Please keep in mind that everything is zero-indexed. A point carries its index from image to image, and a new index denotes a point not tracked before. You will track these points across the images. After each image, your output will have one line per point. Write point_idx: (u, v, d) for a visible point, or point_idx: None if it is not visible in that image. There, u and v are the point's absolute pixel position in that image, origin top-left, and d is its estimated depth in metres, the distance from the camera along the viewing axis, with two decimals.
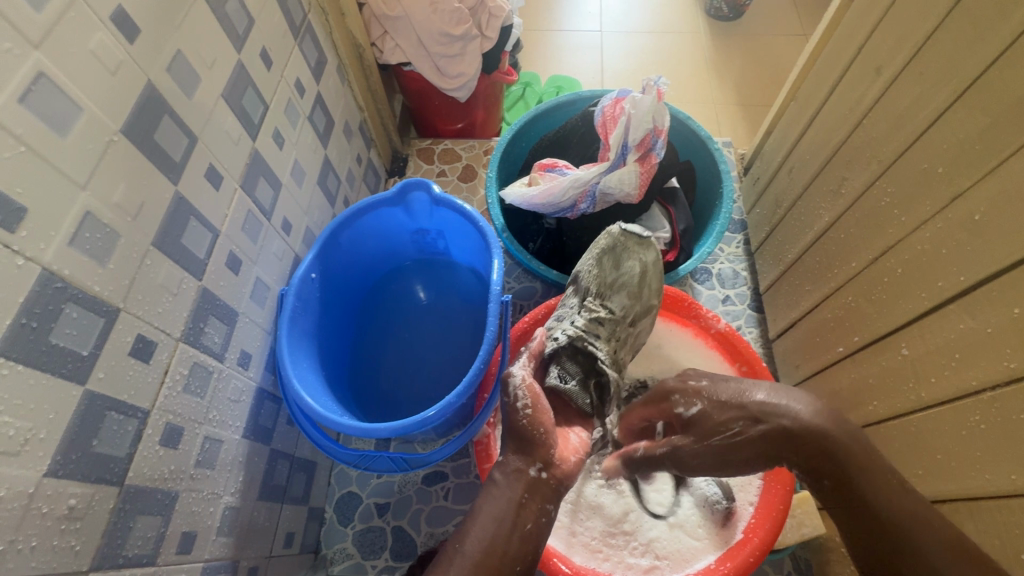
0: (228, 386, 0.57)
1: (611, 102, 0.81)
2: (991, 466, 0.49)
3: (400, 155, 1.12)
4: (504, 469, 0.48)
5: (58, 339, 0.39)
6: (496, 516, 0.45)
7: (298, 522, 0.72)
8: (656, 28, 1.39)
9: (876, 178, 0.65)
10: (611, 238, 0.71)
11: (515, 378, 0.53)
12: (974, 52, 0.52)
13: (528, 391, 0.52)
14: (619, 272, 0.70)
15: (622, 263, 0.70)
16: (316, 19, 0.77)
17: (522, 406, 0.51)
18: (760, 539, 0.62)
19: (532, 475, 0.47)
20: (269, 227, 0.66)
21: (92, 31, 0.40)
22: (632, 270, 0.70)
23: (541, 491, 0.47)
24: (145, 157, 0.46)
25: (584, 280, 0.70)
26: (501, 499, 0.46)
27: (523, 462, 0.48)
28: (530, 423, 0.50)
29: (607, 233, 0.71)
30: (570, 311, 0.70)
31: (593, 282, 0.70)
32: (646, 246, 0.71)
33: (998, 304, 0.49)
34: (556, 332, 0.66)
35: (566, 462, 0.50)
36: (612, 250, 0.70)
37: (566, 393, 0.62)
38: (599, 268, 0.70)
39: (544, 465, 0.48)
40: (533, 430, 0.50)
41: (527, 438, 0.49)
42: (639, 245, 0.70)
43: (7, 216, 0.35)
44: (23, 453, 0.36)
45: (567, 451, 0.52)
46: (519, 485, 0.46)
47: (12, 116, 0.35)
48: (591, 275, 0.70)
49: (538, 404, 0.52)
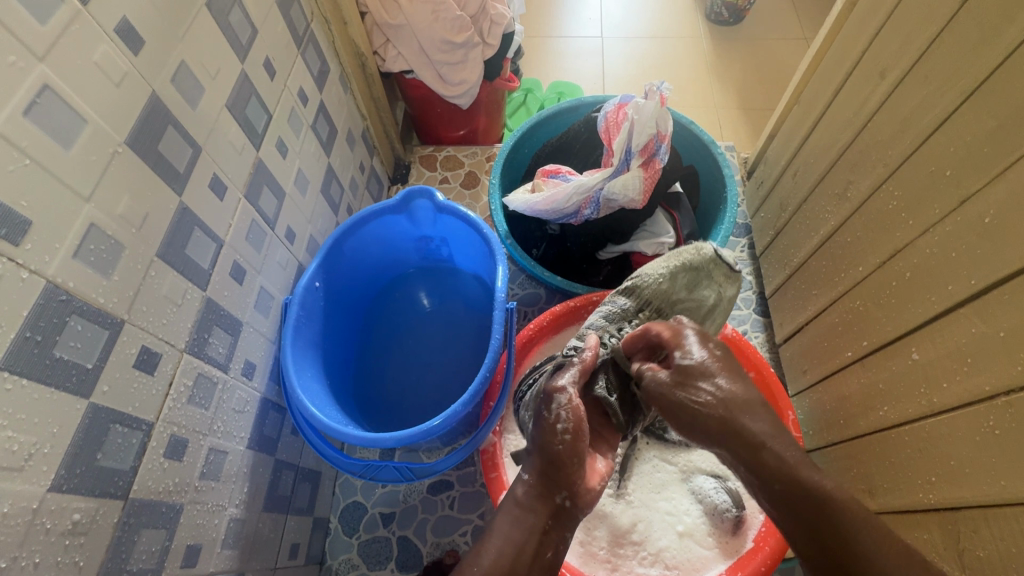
0: (232, 397, 0.57)
1: (614, 108, 0.81)
2: (1004, 473, 0.49)
3: (402, 162, 1.11)
4: (527, 489, 0.46)
5: (63, 352, 0.38)
6: (516, 541, 0.44)
7: (303, 533, 0.72)
8: (657, 33, 1.39)
9: (882, 181, 0.65)
10: (700, 261, 0.69)
11: (560, 398, 0.49)
12: (983, 52, 0.52)
13: (573, 414, 0.48)
14: (690, 296, 0.69)
15: (699, 287, 0.69)
16: (319, 27, 0.78)
17: (562, 432, 0.47)
18: (772, 547, 0.61)
19: (556, 503, 0.45)
20: (273, 236, 0.66)
21: (97, 43, 0.40)
22: (704, 298, 0.69)
23: (564, 519, 0.45)
24: (148, 167, 0.46)
25: (649, 288, 0.68)
26: (521, 522, 0.44)
27: (548, 487, 0.46)
28: (567, 450, 0.46)
29: (699, 253, 0.69)
30: (622, 314, 0.68)
31: (660, 296, 0.68)
32: (728, 279, 0.71)
33: (1010, 309, 0.48)
34: (607, 337, 0.66)
35: (592, 491, 0.47)
36: (696, 272, 0.69)
37: (610, 407, 0.60)
38: (673, 284, 0.68)
39: (570, 495, 0.45)
40: (567, 458, 0.46)
41: (558, 463, 0.46)
42: (724, 278, 0.70)
43: (12, 228, 0.35)
44: (27, 467, 0.36)
45: (595, 476, 0.49)
46: (543, 511, 0.45)
47: (16, 129, 0.35)
48: (659, 287, 0.67)
49: (579, 430, 0.47)
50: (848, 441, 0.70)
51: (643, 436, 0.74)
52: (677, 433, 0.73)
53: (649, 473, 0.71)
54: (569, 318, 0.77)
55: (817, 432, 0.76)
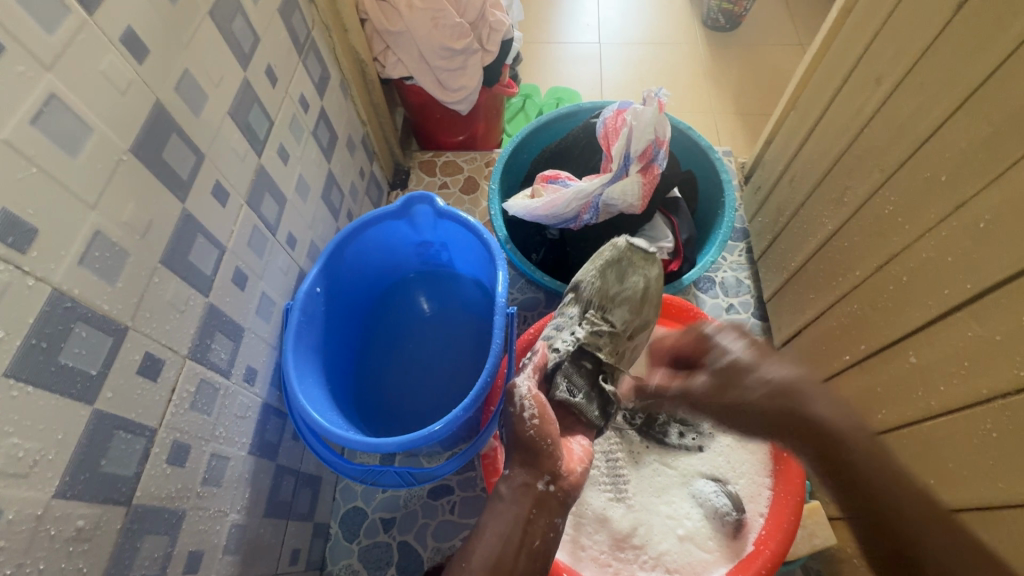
0: (234, 402, 0.57)
1: (612, 113, 0.82)
2: (1002, 475, 0.49)
3: (402, 168, 1.12)
4: (510, 483, 0.47)
5: (68, 359, 0.39)
6: (502, 532, 0.45)
7: (304, 538, 0.72)
8: (653, 39, 1.40)
9: (878, 186, 0.66)
10: (617, 252, 0.71)
11: (520, 388, 0.53)
12: (976, 61, 0.53)
13: (535, 400, 0.51)
14: (623, 285, 0.70)
15: (626, 277, 0.70)
16: (320, 35, 0.78)
17: (529, 417, 0.50)
18: (772, 551, 0.61)
19: (539, 489, 0.46)
20: (274, 242, 0.66)
21: (103, 52, 0.41)
22: (637, 284, 0.70)
23: (550, 505, 0.46)
24: (153, 176, 0.46)
25: (586, 291, 0.70)
26: (507, 514, 0.46)
27: (530, 475, 0.47)
28: (538, 434, 0.49)
29: (613, 247, 0.72)
30: (570, 321, 0.69)
31: (595, 293, 0.70)
32: (649, 262, 0.72)
33: (1005, 312, 0.49)
34: (557, 344, 0.67)
35: (573, 473, 0.49)
36: (618, 263, 0.71)
37: (576, 406, 0.61)
38: (602, 280, 0.70)
39: (553, 478, 0.47)
40: (541, 442, 0.49)
41: (534, 451, 0.49)
42: (643, 260, 0.72)
43: (19, 236, 0.35)
44: (32, 474, 0.36)
45: (574, 460, 0.51)
46: (526, 500, 0.46)
47: (24, 138, 0.36)
48: (594, 286, 0.70)
49: (545, 414, 0.51)
50: None
51: (644, 439, 0.74)
52: (677, 437, 0.73)
53: (650, 477, 0.71)
54: None
55: None
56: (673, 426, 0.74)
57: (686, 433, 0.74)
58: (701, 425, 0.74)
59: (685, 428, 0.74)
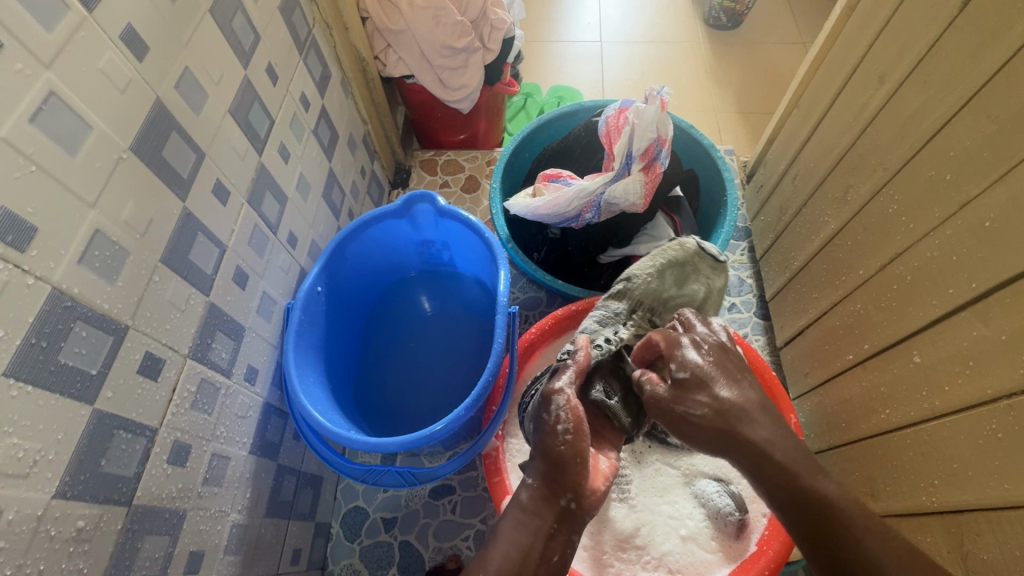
0: (235, 402, 0.57)
1: (615, 112, 0.81)
2: (1008, 476, 0.49)
3: (403, 167, 1.12)
4: (529, 493, 0.46)
5: (68, 359, 0.38)
6: (521, 544, 0.44)
7: (305, 538, 0.72)
8: (655, 37, 1.40)
9: (882, 185, 0.65)
10: (685, 257, 0.72)
11: (559, 398, 0.50)
12: (981, 59, 0.52)
13: (572, 414, 0.48)
14: (680, 291, 0.71)
15: (686, 283, 0.72)
16: (321, 33, 0.78)
17: (562, 431, 0.48)
18: (775, 551, 0.61)
19: (560, 505, 0.45)
20: (275, 241, 0.66)
21: (102, 49, 0.40)
22: (694, 292, 0.72)
23: (570, 522, 0.45)
24: (153, 174, 0.46)
25: (638, 288, 0.69)
26: (527, 526, 0.45)
27: (553, 490, 0.46)
28: (568, 450, 0.47)
29: (682, 249, 0.73)
30: (615, 317, 0.68)
31: (648, 295, 0.69)
32: (715, 271, 0.74)
33: (1011, 311, 0.48)
34: (599, 341, 0.65)
35: (596, 491, 0.47)
36: (682, 267, 0.72)
37: (610, 410, 0.61)
38: (659, 281, 0.70)
39: (574, 496, 0.46)
40: (570, 459, 0.47)
41: (561, 465, 0.47)
42: (710, 269, 0.73)
43: (18, 235, 0.35)
44: (31, 475, 0.36)
45: (598, 477, 0.49)
46: (547, 514, 0.45)
47: (23, 136, 0.35)
48: (649, 286, 0.69)
49: (580, 429, 0.48)
50: (849, 443, 0.70)
51: (646, 440, 0.74)
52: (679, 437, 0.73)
53: (653, 478, 0.71)
54: (572, 322, 0.78)
55: (819, 436, 0.76)
56: None
57: None
58: None
59: None
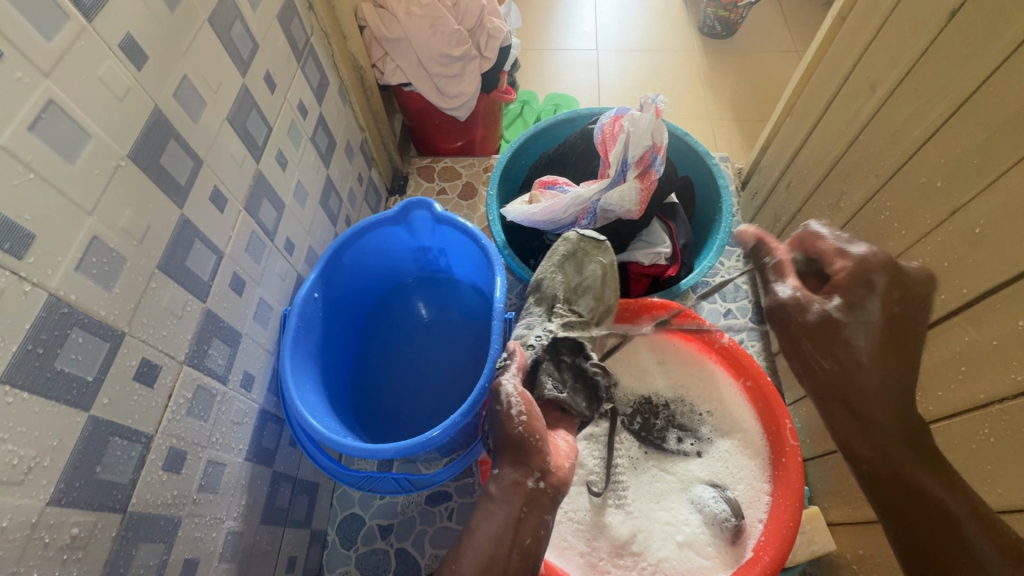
0: (231, 408, 0.57)
1: (609, 120, 0.82)
2: (1002, 480, 0.49)
3: (400, 174, 1.12)
4: (500, 482, 0.47)
5: (65, 365, 0.38)
6: (494, 534, 0.45)
7: (301, 545, 0.71)
8: (651, 46, 1.41)
9: (874, 192, 0.66)
10: (571, 245, 0.74)
11: (505, 386, 0.53)
12: (970, 69, 0.53)
13: (521, 398, 0.52)
14: (583, 275, 0.72)
15: (584, 267, 0.73)
16: (319, 42, 0.79)
17: (516, 414, 0.50)
18: (771, 557, 0.62)
19: (529, 487, 0.47)
20: (272, 248, 0.66)
21: (101, 58, 0.41)
22: (595, 272, 0.73)
23: (541, 502, 0.47)
24: (150, 181, 0.46)
25: (549, 288, 0.72)
26: (498, 516, 0.46)
27: (519, 473, 0.48)
28: (526, 431, 0.50)
29: (567, 242, 0.75)
30: (538, 318, 0.69)
31: (559, 288, 0.71)
32: (604, 250, 0.75)
33: (1002, 316, 0.49)
34: (529, 340, 0.66)
35: (561, 469, 0.50)
36: (574, 256, 0.74)
37: (564, 402, 0.62)
38: (562, 274, 0.72)
39: (541, 474, 0.48)
40: (529, 439, 0.49)
41: (523, 447, 0.49)
42: (598, 249, 0.75)
43: (15, 242, 0.35)
44: (27, 481, 0.36)
45: (561, 457, 0.52)
46: (516, 499, 0.46)
47: (21, 144, 0.35)
48: (556, 282, 0.72)
49: (531, 411, 0.51)
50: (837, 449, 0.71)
51: (642, 446, 0.74)
52: (675, 443, 0.74)
53: (649, 483, 0.71)
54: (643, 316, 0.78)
55: (815, 441, 0.77)
56: (671, 432, 0.75)
57: (685, 438, 0.74)
58: (698, 430, 0.75)
59: (683, 433, 0.75)
